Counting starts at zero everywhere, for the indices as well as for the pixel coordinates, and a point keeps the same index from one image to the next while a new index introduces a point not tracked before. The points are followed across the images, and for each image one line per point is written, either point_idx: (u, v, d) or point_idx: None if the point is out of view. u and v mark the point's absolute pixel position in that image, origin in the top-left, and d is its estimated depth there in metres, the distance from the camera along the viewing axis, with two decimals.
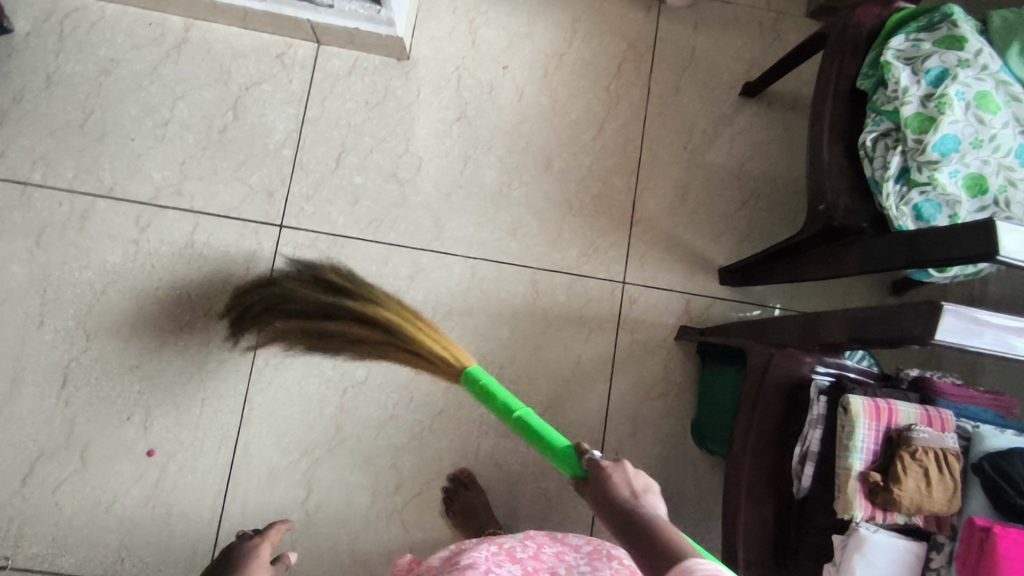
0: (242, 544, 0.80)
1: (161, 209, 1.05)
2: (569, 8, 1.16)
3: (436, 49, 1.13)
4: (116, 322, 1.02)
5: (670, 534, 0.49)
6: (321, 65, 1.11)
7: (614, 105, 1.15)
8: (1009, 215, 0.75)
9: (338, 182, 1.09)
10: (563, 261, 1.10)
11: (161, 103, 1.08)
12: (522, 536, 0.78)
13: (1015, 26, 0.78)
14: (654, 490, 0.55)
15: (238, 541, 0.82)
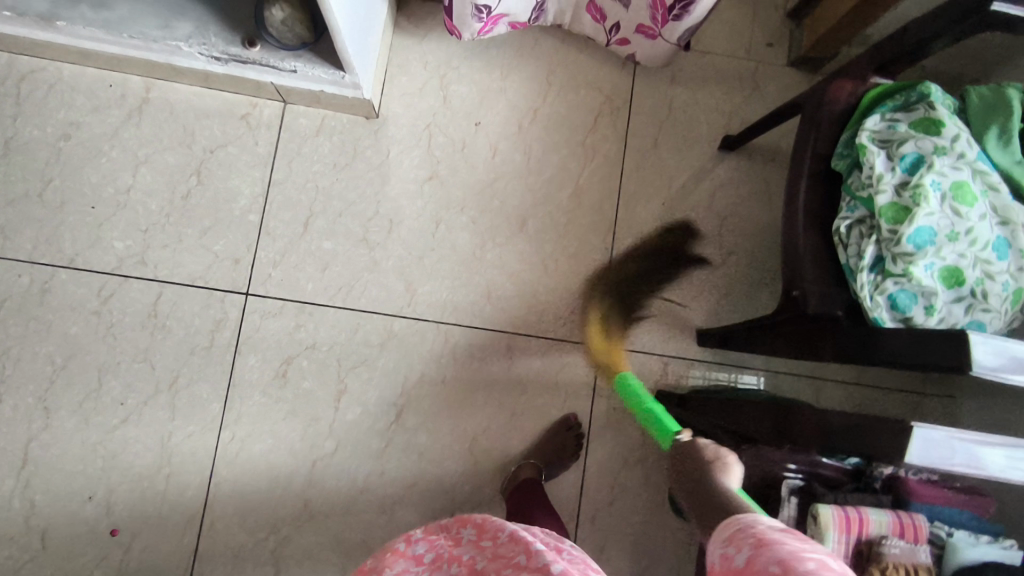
0: None
1: (125, 278, 1.03)
2: (544, 60, 1.12)
3: (407, 106, 1.10)
4: (80, 397, 1.01)
5: (724, 490, 0.63)
6: (288, 125, 1.08)
7: (589, 160, 1.12)
8: (986, 308, 0.72)
9: (306, 248, 1.06)
10: (538, 324, 1.08)
11: (122, 169, 1.05)
12: (476, 531, 0.68)
13: (995, 107, 0.74)
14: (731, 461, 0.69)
15: None
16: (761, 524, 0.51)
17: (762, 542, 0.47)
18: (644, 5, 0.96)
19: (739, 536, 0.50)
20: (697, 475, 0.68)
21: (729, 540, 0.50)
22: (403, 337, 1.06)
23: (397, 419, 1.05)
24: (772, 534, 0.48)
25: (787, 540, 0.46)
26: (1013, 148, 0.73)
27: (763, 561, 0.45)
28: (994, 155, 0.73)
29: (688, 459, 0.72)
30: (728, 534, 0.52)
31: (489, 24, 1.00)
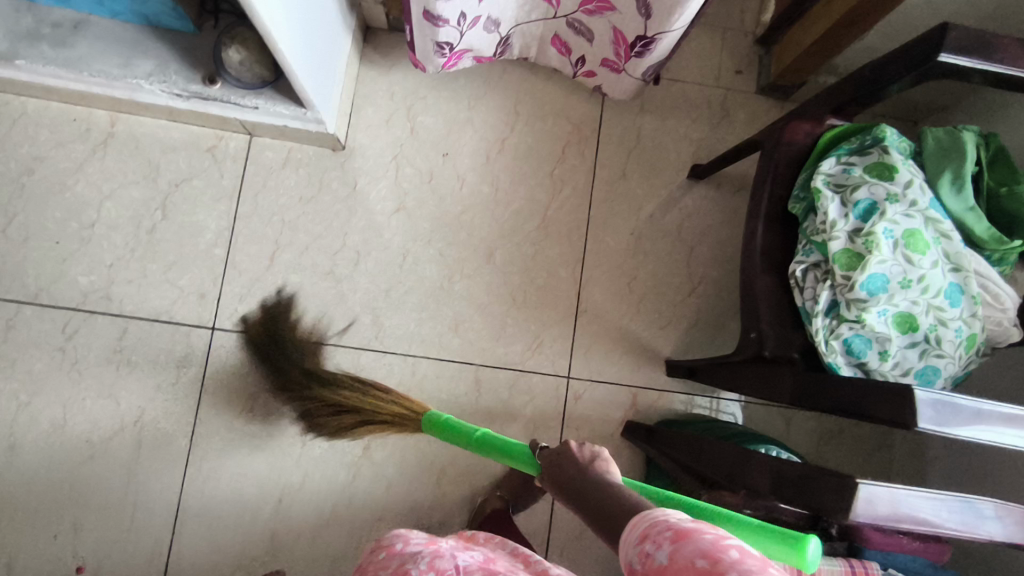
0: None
1: (89, 313, 1.03)
2: (511, 91, 1.13)
3: (373, 137, 1.10)
4: (45, 432, 1.01)
5: (613, 486, 0.59)
6: (253, 158, 1.08)
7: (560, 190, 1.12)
8: (940, 354, 0.72)
9: (273, 281, 1.06)
10: (507, 356, 1.08)
11: (87, 204, 1.05)
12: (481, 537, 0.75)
13: (949, 151, 0.74)
14: (604, 456, 0.66)
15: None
16: (672, 516, 0.48)
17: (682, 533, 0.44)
18: (608, 39, 0.96)
19: (653, 530, 0.47)
20: (581, 481, 0.62)
21: (643, 539, 0.47)
22: (370, 371, 1.06)
23: (365, 453, 1.05)
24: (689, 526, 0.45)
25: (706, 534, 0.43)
26: (966, 194, 0.72)
27: (688, 556, 0.42)
28: (948, 200, 0.73)
29: (562, 463, 0.66)
30: (638, 532, 0.48)
31: (454, 59, 0.99)
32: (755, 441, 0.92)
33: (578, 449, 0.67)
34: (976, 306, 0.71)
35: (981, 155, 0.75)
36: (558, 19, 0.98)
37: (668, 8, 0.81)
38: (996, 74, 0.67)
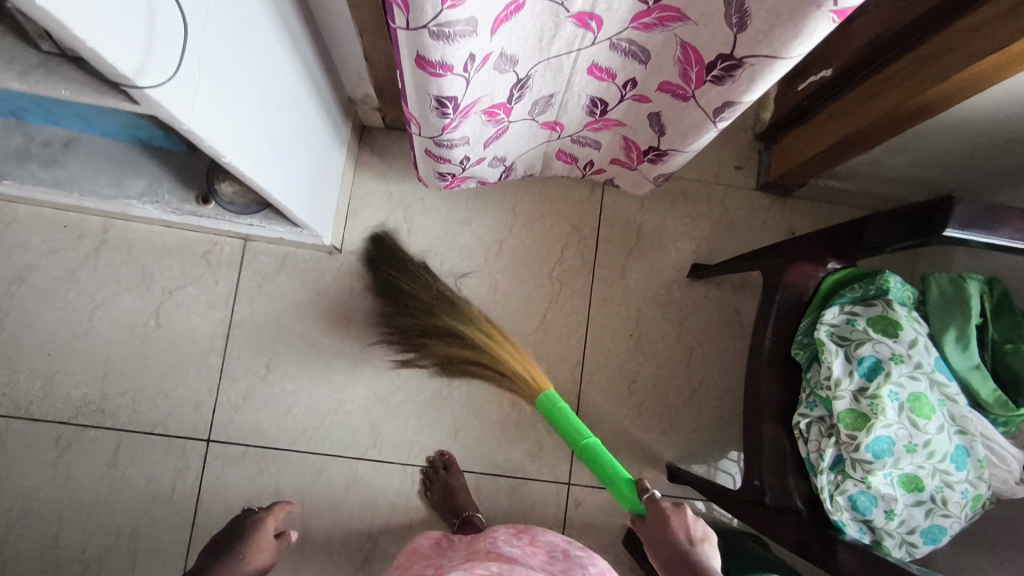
0: (249, 517, 0.92)
1: (82, 427, 1.01)
2: (510, 190, 1.12)
3: (371, 241, 1.08)
4: (39, 547, 0.99)
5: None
6: (249, 263, 1.06)
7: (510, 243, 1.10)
8: (946, 516, 0.71)
9: (269, 390, 1.05)
10: (506, 463, 1.07)
11: (80, 313, 1.03)
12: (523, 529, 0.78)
13: (953, 306, 0.74)
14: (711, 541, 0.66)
15: (248, 513, 0.94)
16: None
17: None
18: (619, 144, 0.92)
19: None
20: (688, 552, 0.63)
21: None
22: (370, 479, 1.05)
23: (364, 565, 1.03)
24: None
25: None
26: (970, 352, 0.72)
27: None
28: (952, 357, 0.72)
29: (665, 524, 0.66)
30: None
31: (456, 182, 0.93)
32: (755, 568, 0.91)
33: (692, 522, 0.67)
34: (982, 468, 0.71)
35: (986, 307, 0.75)
36: (563, 139, 0.92)
37: (681, 132, 0.78)
38: (1006, 245, 0.66)
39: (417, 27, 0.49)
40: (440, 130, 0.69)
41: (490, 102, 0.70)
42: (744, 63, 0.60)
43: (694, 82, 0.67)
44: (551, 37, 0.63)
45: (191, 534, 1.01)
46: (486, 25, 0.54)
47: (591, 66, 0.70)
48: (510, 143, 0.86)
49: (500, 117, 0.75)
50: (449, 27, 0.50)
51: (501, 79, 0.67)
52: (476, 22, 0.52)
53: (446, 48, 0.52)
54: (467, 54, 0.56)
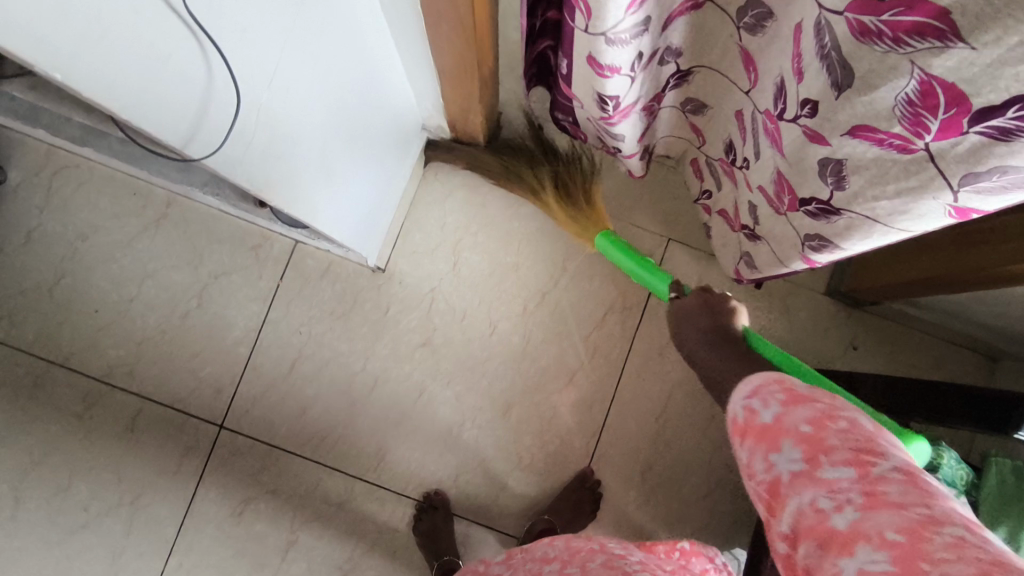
0: None
1: (111, 387, 1.05)
2: (564, 242, 1.09)
3: (415, 265, 1.08)
4: (47, 495, 1.02)
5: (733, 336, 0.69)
6: (294, 263, 1.08)
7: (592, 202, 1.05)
8: None
9: (287, 391, 1.06)
10: (499, 519, 1.05)
11: (130, 278, 1.07)
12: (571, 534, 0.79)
13: (1010, 503, 0.66)
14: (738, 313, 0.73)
15: None
16: (788, 418, 0.45)
17: (816, 454, 0.42)
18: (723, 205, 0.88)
19: (762, 390, 0.49)
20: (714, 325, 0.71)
21: (752, 395, 0.49)
22: (365, 501, 1.05)
23: None
24: (824, 434, 0.42)
25: (854, 430, 0.41)
26: None
27: (793, 418, 0.44)
28: None
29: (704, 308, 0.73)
30: (750, 387, 0.50)
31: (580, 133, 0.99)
32: None
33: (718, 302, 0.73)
34: None
35: None
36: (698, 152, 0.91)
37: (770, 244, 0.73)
38: None
39: (594, 33, 0.54)
40: (601, 86, 0.64)
41: (651, 92, 0.73)
42: (842, 212, 0.55)
43: (788, 209, 0.64)
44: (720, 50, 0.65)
45: (187, 513, 1.03)
46: (655, 23, 0.57)
47: (632, 104, 0.69)
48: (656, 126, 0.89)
49: (615, 119, 0.73)
50: (622, 34, 0.53)
51: (646, 69, 0.65)
52: (646, 25, 0.54)
53: (617, 51, 0.56)
54: (636, 57, 0.59)
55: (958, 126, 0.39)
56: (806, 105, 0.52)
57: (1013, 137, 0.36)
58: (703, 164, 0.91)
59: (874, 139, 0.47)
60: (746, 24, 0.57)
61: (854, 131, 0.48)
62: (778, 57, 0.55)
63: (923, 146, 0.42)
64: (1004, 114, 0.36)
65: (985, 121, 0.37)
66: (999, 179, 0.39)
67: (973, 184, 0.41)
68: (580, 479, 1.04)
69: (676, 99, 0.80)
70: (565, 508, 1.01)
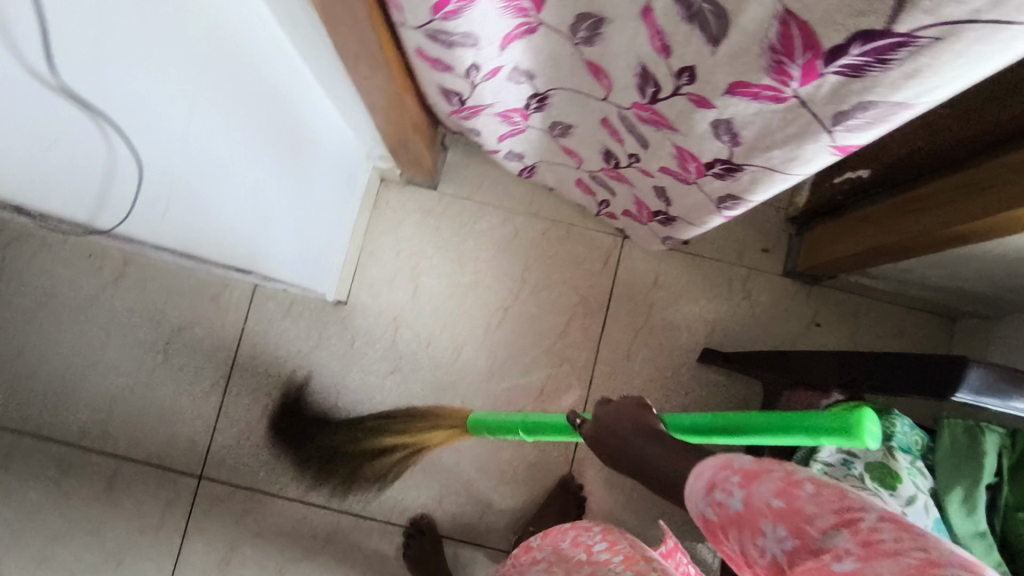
0: None
1: (85, 451, 1.05)
2: (520, 255, 1.11)
3: (375, 295, 1.09)
4: (30, 567, 1.02)
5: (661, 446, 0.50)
6: (257, 306, 1.08)
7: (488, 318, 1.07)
8: None
9: (262, 435, 1.06)
10: (486, 536, 1.06)
11: (93, 341, 1.07)
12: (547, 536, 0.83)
13: (962, 461, 0.68)
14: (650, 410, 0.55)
15: None
16: (760, 501, 0.40)
17: (804, 529, 0.39)
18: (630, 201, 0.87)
19: (717, 481, 0.42)
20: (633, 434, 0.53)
21: (709, 490, 0.42)
22: (351, 535, 1.05)
23: None
24: (799, 503, 0.39)
25: (828, 493, 0.39)
26: (976, 517, 0.66)
27: (769, 500, 0.40)
28: (954, 519, 0.66)
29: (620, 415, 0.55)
30: (701, 482, 0.43)
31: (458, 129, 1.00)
32: None
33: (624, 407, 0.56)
34: None
35: (1003, 466, 0.68)
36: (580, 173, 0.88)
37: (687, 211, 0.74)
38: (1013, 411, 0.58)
39: (410, 28, 0.57)
40: (437, 73, 0.67)
41: (504, 106, 0.74)
42: (744, 168, 0.58)
43: (696, 176, 0.64)
44: (569, 76, 0.63)
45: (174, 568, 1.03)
46: (490, 42, 0.57)
47: (482, 104, 0.73)
48: (530, 147, 0.87)
49: (467, 112, 0.77)
50: (444, 37, 0.56)
51: (496, 83, 0.67)
52: (476, 40, 0.56)
53: (441, 51, 0.59)
54: (468, 66, 0.62)
55: (818, 69, 0.42)
56: (684, 72, 0.51)
57: (863, 72, 0.40)
58: (589, 180, 0.89)
59: (750, 94, 0.48)
60: (581, 38, 0.55)
61: (731, 91, 0.49)
62: (630, 48, 0.53)
63: (792, 93, 0.45)
64: (851, 53, 0.39)
65: (839, 61, 0.40)
66: (864, 115, 0.44)
67: (844, 122, 0.45)
68: (562, 487, 1.04)
69: (542, 124, 0.77)
70: (549, 516, 1.02)
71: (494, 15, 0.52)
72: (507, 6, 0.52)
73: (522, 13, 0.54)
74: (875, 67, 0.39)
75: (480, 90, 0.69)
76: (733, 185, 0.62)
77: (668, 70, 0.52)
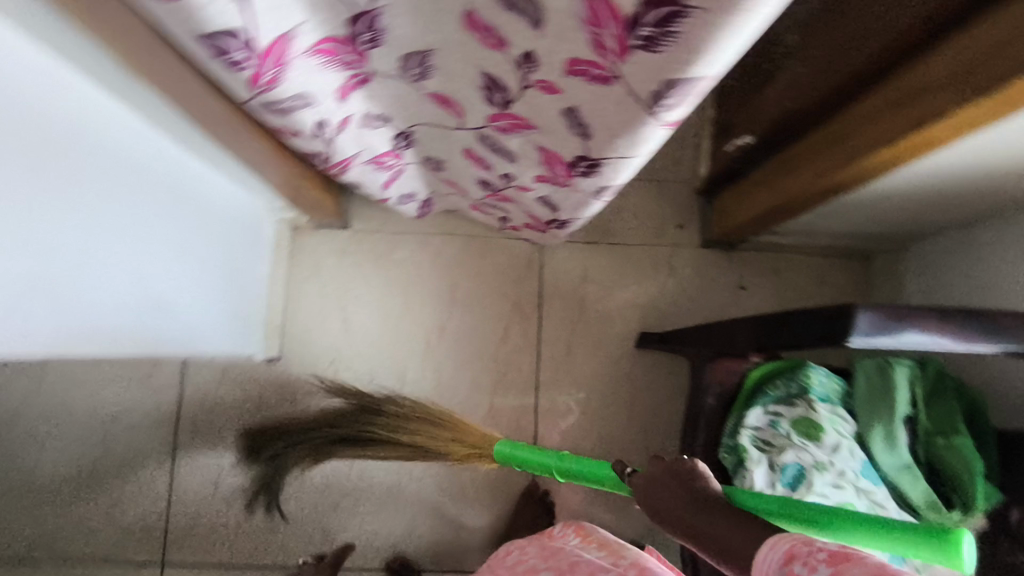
0: None
1: (37, 564, 1.01)
2: (445, 275, 1.11)
3: (308, 343, 1.09)
4: None
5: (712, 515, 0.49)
6: (190, 379, 1.06)
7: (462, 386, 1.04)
8: None
9: (219, 507, 1.04)
10: (464, 560, 1.05)
11: (25, 448, 1.03)
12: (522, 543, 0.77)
13: (877, 400, 0.71)
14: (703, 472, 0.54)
15: None
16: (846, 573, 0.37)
17: None
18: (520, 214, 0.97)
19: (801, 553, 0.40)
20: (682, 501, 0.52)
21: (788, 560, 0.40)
22: None
23: None
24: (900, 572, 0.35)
25: None
26: (900, 452, 0.68)
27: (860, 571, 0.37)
28: (880, 458, 0.68)
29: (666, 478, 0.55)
30: (780, 554, 0.41)
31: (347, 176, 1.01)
32: None
33: (679, 468, 0.54)
34: None
35: (916, 395, 0.72)
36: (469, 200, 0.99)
37: (572, 207, 0.82)
38: (920, 345, 0.61)
39: (256, 105, 0.62)
40: (297, 141, 0.72)
41: (371, 153, 0.80)
42: (601, 162, 0.65)
43: (567, 176, 0.73)
44: (417, 109, 0.72)
45: None
46: (328, 97, 0.64)
47: (350, 159, 0.79)
48: (418, 182, 0.96)
49: (343, 170, 0.82)
50: (282, 105, 0.63)
51: (352, 137, 0.75)
52: (313, 100, 0.63)
53: (286, 118, 0.65)
54: (317, 126, 0.68)
55: (626, 41, 0.46)
56: (526, 59, 0.55)
57: (658, 44, 0.44)
58: (480, 205, 1.00)
59: (585, 70, 0.53)
60: (416, 74, 0.63)
61: (569, 69, 0.54)
62: (473, 58, 0.58)
63: (615, 67, 0.50)
64: (644, 26, 0.43)
65: (639, 31, 0.43)
66: (675, 93, 0.48)
67: (662, 99, 0.50)
68: (528, 494, 1.05)
69: (415, 158, 0.88)
70: (520, 525, 1.02)
71: (318, 72, 0.59)
72: (326, 62, 0.58)
73: (345, 66, 0.61)
74: (666, 39, 0.43)
75: (343, 146, 0.76)
76: (600, 174, 0.68)
77: (513, 63, 0.56)
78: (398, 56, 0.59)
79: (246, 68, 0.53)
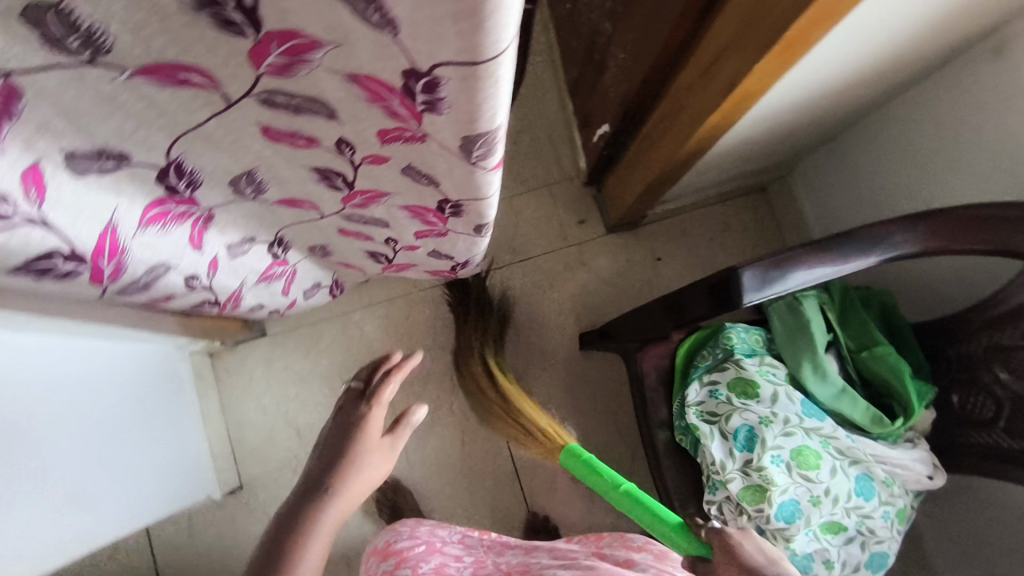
0: None
1: None
2: (376, 347, 1.10)
3: (264, 461, 1.06)
4: None
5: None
6: (157, 540, 1.03)
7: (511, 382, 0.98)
8: (876, 540, 0.70)
9: None
10: None
11: None
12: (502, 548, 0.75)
13: (795, 335, 0.73)
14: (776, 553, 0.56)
15: None
16: None
17: None
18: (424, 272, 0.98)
19: None
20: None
21: None
22: None
23: None
24: None
25: None
26: (831, 379, 0.71)
27: None
28: (816, 392, 0.71)
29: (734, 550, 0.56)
30: None
31: None
32: None
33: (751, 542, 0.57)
34: (890, 487, 0.70)
35: (830, 320, 0.74)
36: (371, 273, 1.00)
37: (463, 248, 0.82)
38: (823, 275, 0.63)
39: (111, 291, 0.60)
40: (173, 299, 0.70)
41: (255, 275, 0.78)
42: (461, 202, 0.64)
43: (440, 222, 0.72)
44: (276, 217, 0.68)
45: None
46: (181, 254, 0.62)
47: (235, 289, 0.78)
48: (317, 272, 0.92)
49: (234, 302, 0.81)
50: (135, 283, 0.61)
51: (224, 277, 0.73)
52: (164, 264, 0.61)
53: (147, 290, 0.63)
54: (184, 281, 0.67)
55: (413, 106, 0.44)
56: (344, 146, 0.54)
57: (437, 105, 0.43)
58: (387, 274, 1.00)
59: (397, 135, 0.52)
60: (252, 194, 0.61)
61: (383, 138, 0.52)
62: (295, 164, 0.57)
63: (418, 128, 0.49)
64: (416, 93, 0.42)
65: (416, 98, 0.43)
66: (482, 140, 0.48)
67: (472, 146, 0.49)
68: (528, 529, 1.04)
69: (302, 255, 0.84)
70: None
71: (159, 237, 0.58)
72: (163, 225, 0.57)
73: (184, 218, 0.58)
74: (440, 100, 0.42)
75: (219, 283, 0.74)
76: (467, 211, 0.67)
77: (332, 153, 0.55)
78: (226, 186, 0.58)
79: (82, 272, 0.53)
